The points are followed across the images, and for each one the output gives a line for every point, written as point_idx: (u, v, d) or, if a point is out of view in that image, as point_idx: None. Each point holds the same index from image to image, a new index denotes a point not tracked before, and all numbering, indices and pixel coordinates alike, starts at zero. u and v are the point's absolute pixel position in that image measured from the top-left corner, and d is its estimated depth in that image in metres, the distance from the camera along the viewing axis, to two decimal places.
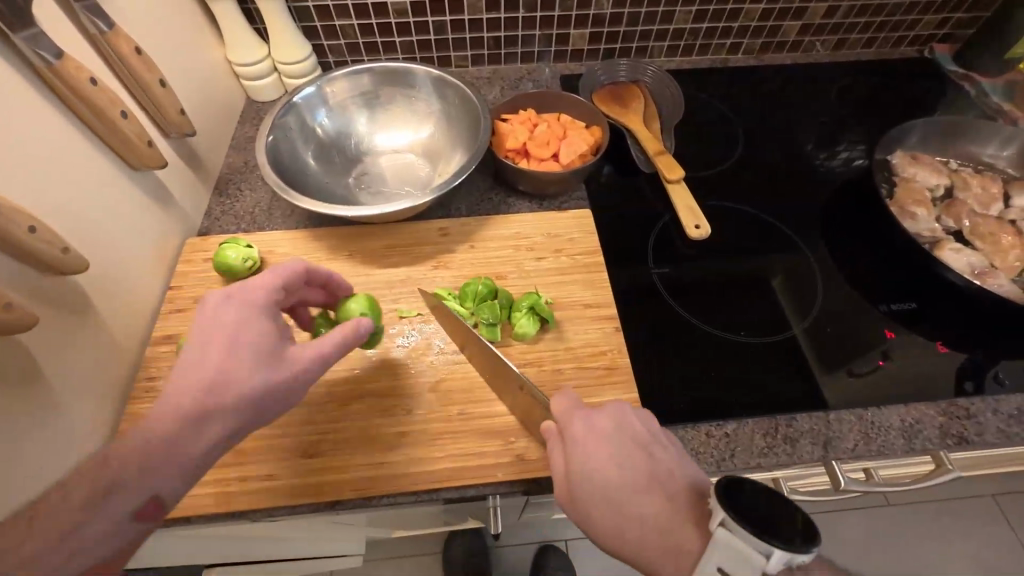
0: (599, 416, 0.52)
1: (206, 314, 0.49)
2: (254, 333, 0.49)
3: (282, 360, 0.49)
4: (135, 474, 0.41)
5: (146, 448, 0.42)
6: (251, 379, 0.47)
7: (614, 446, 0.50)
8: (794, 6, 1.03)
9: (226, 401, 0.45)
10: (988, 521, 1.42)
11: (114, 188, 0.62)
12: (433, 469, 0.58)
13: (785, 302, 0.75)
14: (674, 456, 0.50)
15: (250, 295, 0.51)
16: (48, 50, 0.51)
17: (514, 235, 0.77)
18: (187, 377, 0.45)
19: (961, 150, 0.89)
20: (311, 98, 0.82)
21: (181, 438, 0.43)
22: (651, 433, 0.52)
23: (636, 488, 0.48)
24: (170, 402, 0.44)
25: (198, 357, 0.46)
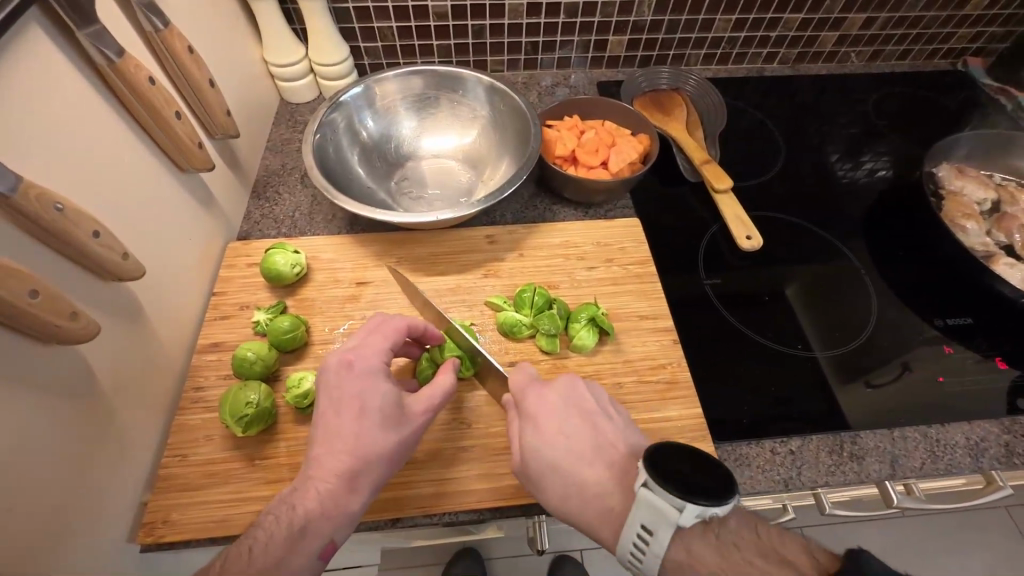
0: (552, 391, 0.53)
1: (331, 379, 0.51)
2: (379, 398, 0.51)
3: (407, 420, 0.52)
4: (321, 522, 0.47)
5: (321, 503, 0.47)
6: (384, 443, 0.50)
7: (563, 420, 0.52)
8: (832, 17, 1.03)
9: (368, 463, 0.49)
10: (1003, 534, 1.41)
11: (162, 190, 0.60)
12: (498, 486, 0.57)
13: (809, 317, 0.74)
14: (618, 425, 0.52)
15: (368, 362, 0.53)
16: (110, 47, 0.48)
17: (564, 243, 0.76)
18: (329, 443, 0.49)
19: (1006, 163, 0.89)
20: (358, 98, 0.80)
21: (342, 497, 0.47)
22: (597, 403, 0.54)
23: (579, 455, 0.50)
24: (322, 467, 0.48)
25: (337, 424, 0.50)
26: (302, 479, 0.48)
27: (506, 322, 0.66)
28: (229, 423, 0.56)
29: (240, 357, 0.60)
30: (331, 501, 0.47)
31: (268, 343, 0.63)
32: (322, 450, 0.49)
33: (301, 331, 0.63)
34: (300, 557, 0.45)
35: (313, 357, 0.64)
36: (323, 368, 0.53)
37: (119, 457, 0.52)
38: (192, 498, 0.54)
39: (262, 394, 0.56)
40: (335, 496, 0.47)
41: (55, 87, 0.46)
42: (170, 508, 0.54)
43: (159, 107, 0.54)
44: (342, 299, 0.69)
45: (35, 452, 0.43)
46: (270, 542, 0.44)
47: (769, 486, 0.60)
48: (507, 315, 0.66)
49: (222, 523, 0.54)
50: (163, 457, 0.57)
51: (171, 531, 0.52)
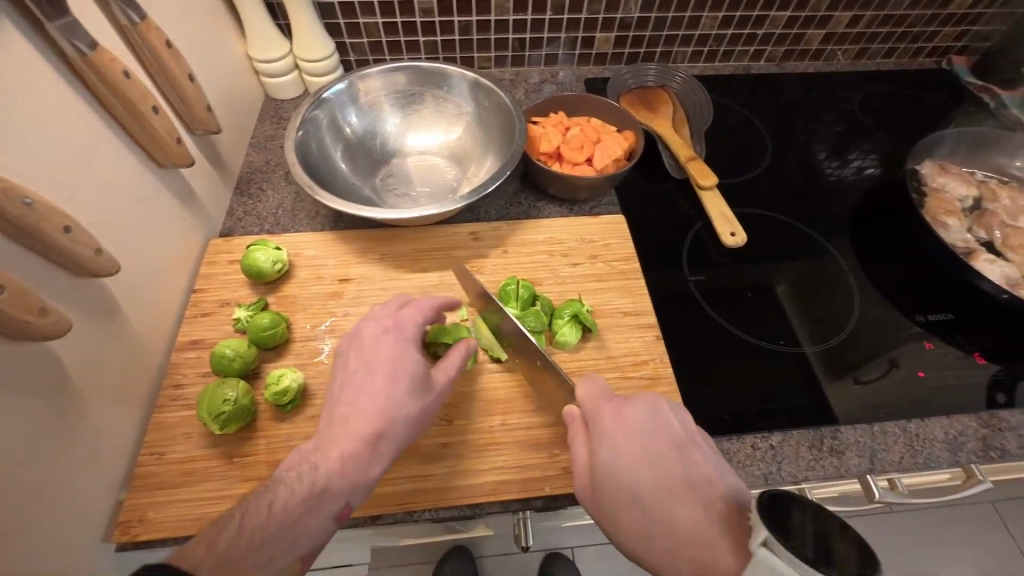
0: (632, 410, 0.48)
1: (366, 342, 0.54)
2: (410, 364, 0.53)
3: (433, 389, 0.54)
4: (339, 482, 0.46)
5: (344, 460, 0.47)
6: (411, 407, 0.51)
7: (646, 445, 0.46)
8: (818, 15, 1.03)
9: (394, 426, 0.50)
10: (988, 529, 1.43)
11: (141, 186, 0.59)
12: (478, 482, 0.57)
13: (795, 313, 0.74)
14: (709, 459, 0.46)
15: (404, 330, 0.56)
16: (83, 40, 0.48)
17: (548, 240, 0.76)
18: (359, 402, 0.51)
19: (987, 161, 0.90)
20: (342, 94, 0.80)
21: (365, 457, 0.48)
22: (686, 430, 0.48)
23: (666, 491, 0.44)
24: (350, 425, 0.49)
25: (369, 384, 0.51)
26: (330, 437, 0.49)
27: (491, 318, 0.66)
28: (206, 420, 0.55)
29: (218, 354, 0.59)
30: (354, 461, 0.48)
31: (247, 340, 0.62)
32: (352, 410, 0.50)
33: (281, 329, 0.63)
34: (315, 516, 0.45)
35: (293, 354, 0.64)
36: (359, 332, 0.55)
37: (96, 455, 0.51)
38: (168, 496, 0.54)
39: (240, 391, 0.56)
40: (359, 456, 0.48)
41: (26, 81, 0.45)
42: (145, 507, 0.53)
43: (135, 102, 0.53)
44: (324, 295, 0.69)
45: (7, 451, 0.42)
46: (290, 500, 0.44)
47: (749, 481, 0.60)
48: (491, 312, 0.66)
49: (199, 521, 0.53)
50: (140, 455, 0.56)
51: (146, 530, 0.52)
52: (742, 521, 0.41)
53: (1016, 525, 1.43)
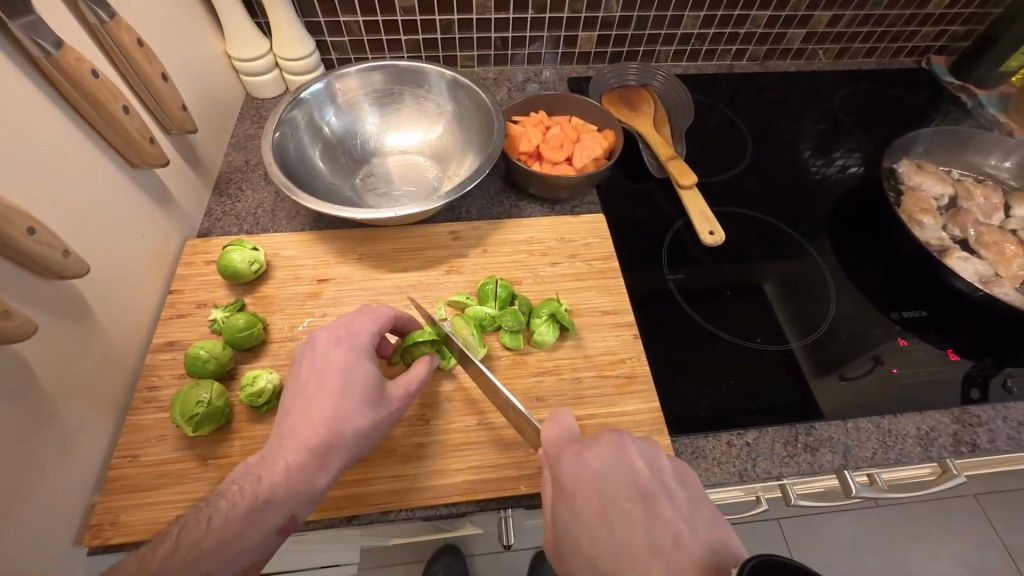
0: (592, 457, 0.45)
1: (318, 351, 0.54)
2: (360, 373, 0.53)
3: (385, 401, 0.53)
4: (283, 494, 0.47)
5: (288, 474, 0.47)
6: (360, 419, 0.51)
7: (604, 499, 0.43)
8: (799, 15, 1.04)
9: (341, 439, 0.50)
10: (971, 521, 1.45)
11: (112, 187, 0.59)
12: (454, 482, 0.57)
13: (779, 307, 0.76)
14: (681, 515, 0.42)
15: (354, 338, 0.55)
16: (47, 39, 0.47)
17: (528, 240, 0.76)
18: (306, 415, 0.50)
19: (963, 160, 0.91)
20: (320, 95, 0.79)
21: (309, 472, 0.48)
22: (657, 481, 0.44)
23: (629, 555, 0.40)
24: (295, 438, 0.49)
25: (316, 397, 0.51)
26: (276, 451, 0.49)
27: (473, 317, 0.66)
28: (179, 422, 0.55)
29: (192, 356, 0.59)
30: (298, 475, 0.48)
31: (223, 341, 0.62)
32: (298, 422, 0.50)
33: (257, 329, 0.62)
34: (258, 531, 0.45)
35: (270, 355, 0.64)
36: (311, 341, 0.55)
37: (67, 458, 0.51)
38: (141, 499, 0.54)
39: (213, 392, 0.56)
40: (304, 470, 0.48)
41: None
42: (117, 510, 0.53)
43: (105, 103, 0.53)
44: (302, 296, 0.69)
45: None
46: (229, 515, 0.45)
47: (724, 478, 0.60)
48: (470, 311, 0.66)
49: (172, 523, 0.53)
50: (113, 458, 0.56)
51: (118, 533, 0.52)
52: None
53: (998, 517, 1.45)
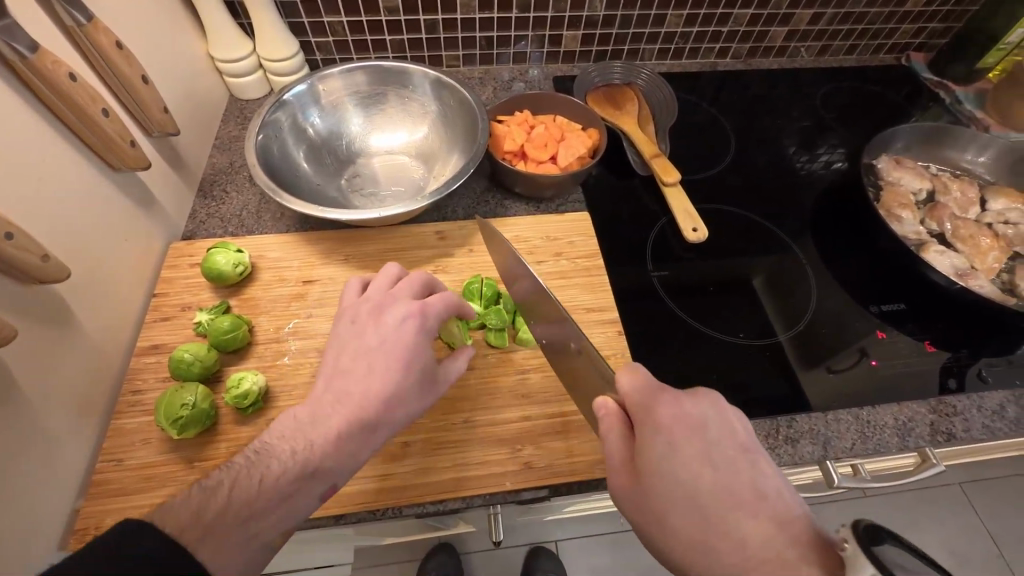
0: (693, 406, 0.45)
1: (389, 325, 0.53)
2: (422, 355, 0.53)
3: (435, 385, 0.54)
4: (332, 462, 0.46)
5: (340, 442, 0.47)
6: (413, 400, 0.52)
7: (707, 444, 0.43)
8: (781, 13, 1.05)
9: (391, 413, 0.50)
10: (957, 510, 1.48)
11: (93, 191, 0.59)
12: (439, 479, 0.57)
13: (767, 300, 0.77)
14: (768, 465, 0.43)
15: (427, 320, 0.55)
16: (22, 42, 0.47)
17: (513, 239, 0.76)
18: (364, 383, 0.50)
19: (941, 155, 0.93)
20: (303, 95, 0.79)
21: (358, 443, 0.48)
22: (744, 434, 0.45)
23: (737, 498, 0.40)
24: (350, 404, 0.49)
25: (378, 368, 0.51)
26: (332, 415, 0.48)
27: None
28: (164, 425, 0.55)
29: (177, 359, 0.59)
30: (351, 446, 0.47)
31: (207, 343, 0.62)
32: (356, 390, 0.50)
33: (242, 331, 0.62)
34: (302, 496, 0.44)
35: (256, 357, 0.64)
36: (382, 316, 0.54)
37: (51, 464, 0.51)
38: (127, 503, 0.54)
39: (198, 395, 0.56)
40: (355, 441, 0.48)
41: None
42: (103, 513, 0.53)
43: (82, 105, 0.52)
44: (288, 297, 0.69)
45: None
46: (280, 477, 0.43)
47: None
48: None
49: None
50: (98, 462, 0.56)
51: None
52: (822, 538, 0.37)
53: (983, 506, 1.48)
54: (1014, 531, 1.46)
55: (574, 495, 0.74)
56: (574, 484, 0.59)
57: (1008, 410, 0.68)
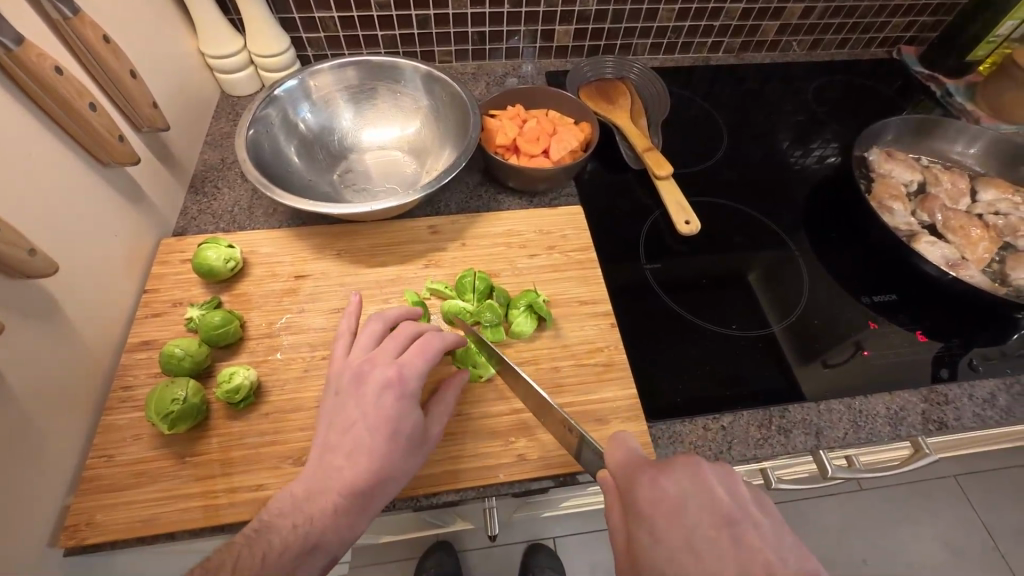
0: (666, 480, 0.38)
1: (371, 392, 0.52)
2: (408, 420, 0.52)
3: (426, 446, 0.54)
4: (330, 538, 0.47)
5: (333, 517, 0.47)
6: (404, 466, 0.51)
7: (685, 526, 0.36)
8: (772, 7, 1.05)
9: (384, 484, 0.50)
10: (954, 502, 1.48)
11: (82, 186, 0.58)
12: (434, 472, 0.57)
13: (762, 294, 0.77)
14: (770, 542, 0.34)
15: (409, 383, 0.53)
16: (8, 35, 0.46)
17: (506, 233, 0.76)
18: (352, 456, 0.50)
19: (932, 148, 0.93)
20: (294, 91, 0.79)
21: (353, 517, 0.48)
22: (739, 506, 0.36)
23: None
24: (339, 478, 0.49)
25: (364, 441, 0.50)
26: (325, 489, 0.48)
27: (450, 309, 0.68)
28: (155, 421, 0.54)
29: (167, 354, 0.59)
30: (347, 517, 0.48)
31: (198, 338, 0.62)
32: (343, 464, 0.49)
33: (233, 326, 0.62)
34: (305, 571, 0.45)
35: (248, 352, 0.64)
36: (363, 381, 0.53)
37: (40, 460, 0.51)
38: (118, 499, 0.53)
39: (189, 390, 0.55)
40: (350, 514, 0.48)
41: None
42: (94, 510, 0.53)
43: (70, 99, 0.52)
44: (280, 292, 0.69)
45: None
46: (281, 553, 0.44)
47: None
48: (451, 304, 0.68)
49: (148, 522, 0.53)
50: (88, 458, 0.55)
51: (93, 533, 0.51)
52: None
53: (978, 498, 1.49)
54: (1010, 523, 1.47)
55: (569, 488, 0.74)
56: (567, 476, 0.59)
57: (999, 398, 0.68)
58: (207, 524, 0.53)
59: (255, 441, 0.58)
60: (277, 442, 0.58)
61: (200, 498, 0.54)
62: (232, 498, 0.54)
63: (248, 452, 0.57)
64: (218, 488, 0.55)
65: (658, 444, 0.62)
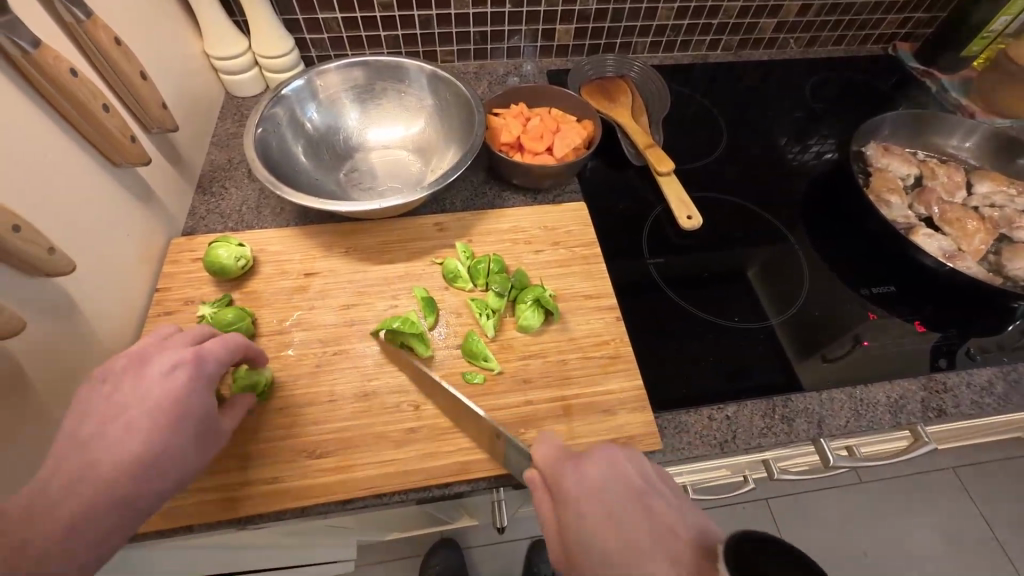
0: (590, 466, 0.46)
1: (169, 373, 0.48)
2: (196, 404, 0.48)
3: (203, 443, 0.48)
4: (63, 549, 0.39)
5: (83, 519, 0.40)
6: (179, 458, 0.46)
7: (608, 500, 0.43)
8: (769, 5, 1.07)
9: (156, 477, 0.44)
10: (953, 495, 1.50)
11: (96, 187, 0.59)
12: (445, 464, 0.58)
13: (761, 292, 0.78)
14: (673, 510, 0.43)
15: (202, 366, 0.49)
16: (24, 38, 0.47)
17: (511, 229, 0.78)
18: (120, 443, 0.43)
19: (928, 142, 0.95)
20: (301, 91, 0.80)
21: (109, 517, 0.41)
22: (646, 481, 0.46)
23: (639, 550, 0.40)
24: (98, 469, 0.42)
25: (138, 426, 0.45)
26: (79, 486, 0.41)
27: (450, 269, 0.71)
28: None
29: None
30: (94, 519, 0.40)
31: None
32: (107, 454, 0.43)
33: (246, 323, 0.63)
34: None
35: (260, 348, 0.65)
36: (159, 360, 0.48)
37: None
38: None
39: None
40: (108, 516, 0.41)
41: None
42: None
43: (85, 101, 0.53)
44: (290, 290, 0.70)
45: None
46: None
47: (706, 450, 0.63)
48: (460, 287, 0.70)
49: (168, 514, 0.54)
50: None
51: None
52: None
53: (977, 490, 1.51)
54: (1009, 512, 1.49)
55: None
56: None
57: (997, 386, 0.70)
58: (224, 515, 0.54)
59: (270, 434, 0.59)
60: (291, 436, 0.59)
61: (217, 490, 0.55)
62: (249, 490, 0.55)
63: (264, 445, 0.58)
64: (234, 480, 0.56)
65: (665, 434, 0.63)
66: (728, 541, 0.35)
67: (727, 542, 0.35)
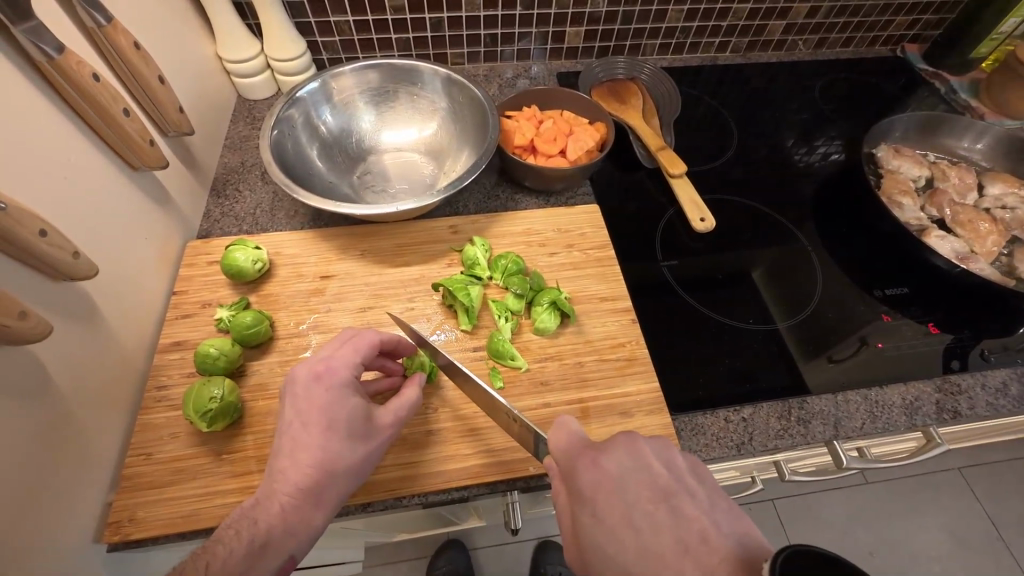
0: (609, 461, 0.42)
1: (302, 390, 0.52)
2: (344, 410, 0.52)
3: (369, 439, 0.53)
4: (281, 536, 0.47)
5: (284, 516, 0.48)
6: (350, 456, 0.51)
7: (627, 504, 0.40)
8: (779, 7, 1.07)
9: (333, 478, 0.50)
10: (957, 494, 1.50)
11: (114, 189, 0.59)
12: (464, 466, 0.59)
13: (772, 295, 0.78)
14: (704, 511, 0.39)
15: (336, 375, 0.53)
16: (49, 43, 0.47)
17: (525, 231, 0.78)
18: (295, 454, 0.50)
19: (938, 143, 0.95)
20: (315, 93, 0.80)
21: (305, 512, 0.48)
22: (676, 480, 0.41)
23: (657, 558, 0.37)
24: (287, 480, 0.49)
25: (303, 437, 0.50)
26: (273, 493, 0.48)
27: (469, 257, 0.72)
28: (194, 419, 0.56)
29: (202, 354, 0.60)
30: (291, 514, 0.48)
31: (230, 338, 0.63)
32: (288, 466, 0.49)
33: (264, 326, 0.64)
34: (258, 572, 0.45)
35: (278, 351, 0.65)
36: (296, 379, 0.53)
37: (84, 455, 0.52)
38: (159, 495, 0.55)
39: (226, 388, 0.57)
40: (304, 511, 0.48)
41: None
42: (135, 507, 0.54)
43: (107, 106, 0.53)
44: (307, 293, 0.70)
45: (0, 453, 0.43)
46: (228, 559, 0.43)
47: (722, 452, 0.63)
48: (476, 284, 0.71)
49: (189, 517, 0.54)
50: (127, 455, 0.57)
51: (136, 528, 0.53)
52: None
53: (982, 491, 1.51)
54: (1013, 513, 1.49)
55: None
56: None
57: (1011, 388, 0.70)
58: None
59: None
60: None
61: (239, 493, 0.55)
62: None
63: None
64: (254, 483, 0.56)
65: (681, 436, 0.64)
66: (775, 558, 0.31)
67: (774, 559, 0.31)
